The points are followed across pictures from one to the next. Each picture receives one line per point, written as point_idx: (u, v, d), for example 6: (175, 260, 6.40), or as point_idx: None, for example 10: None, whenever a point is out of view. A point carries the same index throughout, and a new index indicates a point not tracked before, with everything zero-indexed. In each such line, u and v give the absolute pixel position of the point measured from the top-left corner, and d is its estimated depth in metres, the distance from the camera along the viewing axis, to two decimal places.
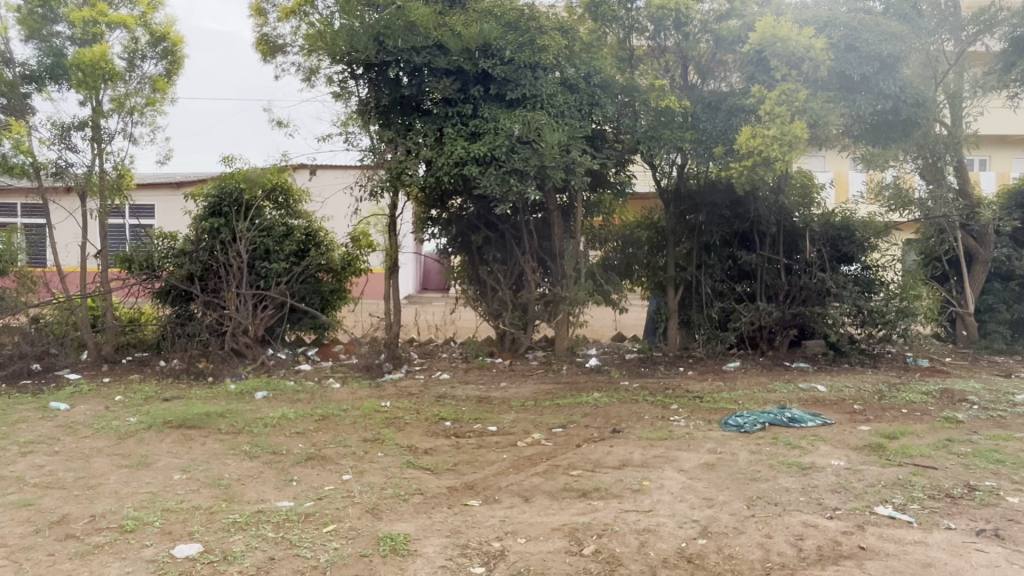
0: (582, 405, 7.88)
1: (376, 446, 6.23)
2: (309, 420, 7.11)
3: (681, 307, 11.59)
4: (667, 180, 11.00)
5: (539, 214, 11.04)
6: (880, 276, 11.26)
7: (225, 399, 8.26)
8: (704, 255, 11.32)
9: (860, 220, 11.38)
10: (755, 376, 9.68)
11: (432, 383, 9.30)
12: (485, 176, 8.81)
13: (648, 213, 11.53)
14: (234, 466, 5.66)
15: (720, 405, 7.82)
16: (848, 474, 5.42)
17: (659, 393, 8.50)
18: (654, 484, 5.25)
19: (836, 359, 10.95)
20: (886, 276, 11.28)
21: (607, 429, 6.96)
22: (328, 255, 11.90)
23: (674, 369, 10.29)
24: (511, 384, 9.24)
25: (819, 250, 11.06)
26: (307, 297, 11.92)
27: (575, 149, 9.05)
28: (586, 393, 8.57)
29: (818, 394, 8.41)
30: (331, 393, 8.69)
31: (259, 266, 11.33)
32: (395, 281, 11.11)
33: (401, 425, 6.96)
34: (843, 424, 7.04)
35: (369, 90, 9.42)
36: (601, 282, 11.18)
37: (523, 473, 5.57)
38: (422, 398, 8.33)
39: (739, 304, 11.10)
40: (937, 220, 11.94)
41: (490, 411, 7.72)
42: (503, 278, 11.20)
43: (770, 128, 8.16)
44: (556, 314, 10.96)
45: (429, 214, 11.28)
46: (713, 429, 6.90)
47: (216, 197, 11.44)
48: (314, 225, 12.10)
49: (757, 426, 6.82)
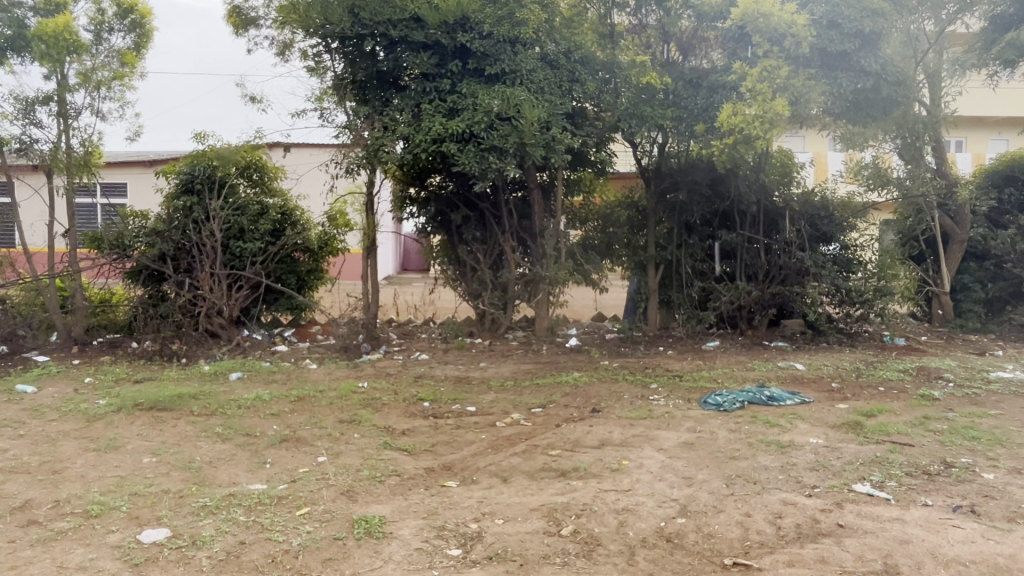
0: (562, 385, 7.83)
1: (353, 428, 6.13)
2: (284, 401, 6.99)
3: (661, 287, 11.57)
4: (648, 159, 10.94)
5: (519, 192, 10.99)
6: (858, 256, 11.31)
7: (198, 381, 8.11)
8: (684, 234, 11.26)
9: (838, 199, 11.41)
10: (735, 356, 9.68)
11: (411, 363, 9.21)
12: (464, 153, 8.65)
13: (628, 192, 11.44)
14: (206, 449, 5.53)
15: (700, 383, 7.82)
16: (827, 451, 5.43)
17: (639, 372, 8.49)
18: (633, 463, 5.21)
19: (815, 338, 11.01)
20: (864, 256, 11.33)
21: (586, 409, 6.92)
22: (305, 234, 11.67)
23: (654, 349, 10.26)
24: (491, 364, 9.17)
25: (799, 229, 11.05)
26: (283, 276, 11.71)
27: (555, 126, 8.93)
28: (566, 372, 8.55)
29: (796, 372, 8.45)
30: (307, 374, 8.57)
31: (233, 245, 11.10)
32: (373, 261, 10.96)
33: (378, 406, 6.86)
34: (821, 402, 7.07)
35: (345, 64, 9.22)
36: (582, 262, 11.06)
37: (501, 453, 5.50)
38: (401, 378, 8.23)
39: (719, 284, 11.09)
40: (915, 200, 12.01)
41: (469, 391, 7.65)
42: (483, 257, 11.05)
43: (751, 106, 8.09)
44: (536, 294, 10.87)
45: (408, 192, 11.16)
46: (693, 408, 6.89)
47: (188, 174, 11.18)
48: (291, 203, 11.86)
49: (736, 404, 6.81)
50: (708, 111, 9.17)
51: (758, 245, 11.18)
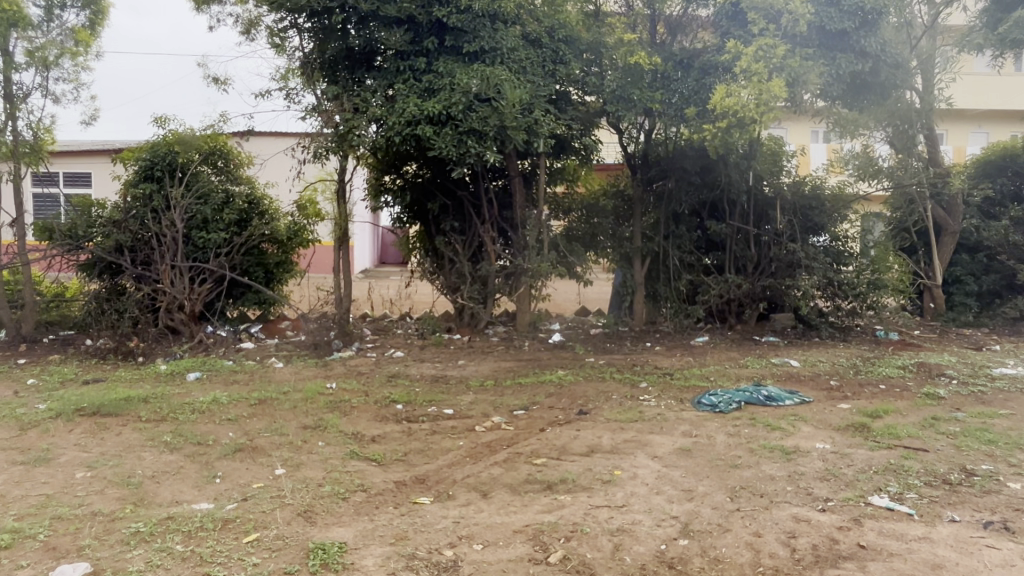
0: (546, 384, 7.32)
1: (317, 435, 5.58)
2: (244, 404, 6.41)
3: (648, 280, 11.10)
4: (634, 146, 10.48)
5: (499, 181, 10.46)
6: (849, 248, 10.93)
7: (152, 382, 7.49)
8: (672, 225, 10.80)
9: (830, 189, 10.97)
10: (725, 352, 9.25)
11: (384, 361, 8.65)
12: (441, 136, 8.10)
13: (614, 181, 10.99)
14: (150, 460, 4.95)
15: (692, 382, 7.35)
16: (835, 459, 4.99)
17: (628, 370, 8.01)
18: (626, 474, 4.71)
19: (806, 333, 10.68)
20: (854, 247, 10.96)
21: (572, 411, 6.43)
22: (273, 224, 11.04)
23: (641, 345, 9.79)
24: (470, 362, 8.63)
25: (791, 220, 10.63)
26: (251, 269, 11.07)
27: (537, 109, 8.41)
28: (550, 370, 8.05)
29: (792, 369, 8.04)
30: (272, 373, 7.98)
31: (196, 236, 10.47)
32: (345, 252, 10.38)
33: (347, 410, 6.31)
34: (822, 403, 6.64)
35: (314, 44, 8.66)
36: (565, 254, 10.54)
37: (481, 463, 4.98)
38: (373, 378, 7.68)
39: (708, 276, 10.66)
40: (907, 189, 11.65)
41: (446, 392, 7.12)
42: (461, 249, 10.49)
43: (747, 87, 7.62)
44: (517, 288, 10.31)
45: (383, 180, 10.59)
46: (686, 409, 6.43)
47: (148, 160, 10.62)
48: (258, 191, 11.27)
49: (733, 405, 6.37)
50: (699, 93, 8.70)
51: (748, 236, 10.77)
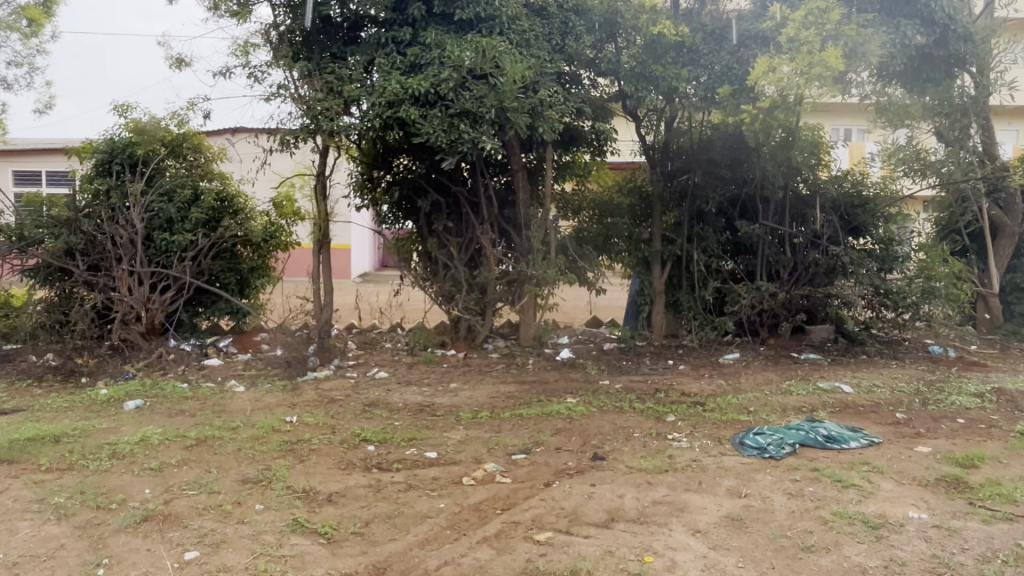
0: (553, 417, 6.05)
1: (257, 493, 4.35)
2: (177, 446, 5.17)
3: (667, 287, 9.82)
4: (653, 136, 9.21)
5: (501, 176, 9.22)
6: (895, 251, 9.66)
7: (80, 411, 6.26)
8: (696, 226, 9.47)
9: (870, 190, 9.73)
10: (762, 373, 7.95)
11: (364, 384, 7.40)
12: (428, 119, 6.86)
13: (630, 175, 9.68)
14: (26, 535, 3.74)
15: (729, 415, 6.07)
16: (942, 537, 3.73)
17: (650, 397, 6.74)
18: (661, 562, 3.47)
19: (848, 348, 9.40)
20: (901, 251, 9.70)
21: (585, 456, 5.17)
22: (245, 223, 9.82)
23: (662, 363, 8.51)
24: (464, 385, 7.38)
25: (831, 219, 9.39)
26: (221, 274, 9.87)
27: (543, 88, 7.21)
28: (558, 398, 6.78)
29: (846, 397, 6.75)
30: (228, 400, 6.74)
31: (158, 238, 9.30)
32: (325, 256, 9.17)
33: (305, 454, 5.06)
34: (896, 445, 5.36)
35: (285, 14, 7.45)
36: (575, 258, 9.26)
37: (465, 542, 3.74)
38: (346, 408, 6.43)
39: (738, 284, 9.37)
40: (961, 186, 10.32)
41: (430, 426, 5.87)
42: (457, 252, 9.21)
43: (792, 61, 6.41)
44: (521, 297, 9.03)
45: (371, 174, 9.35)
46: (728, 454, 5.18)
47: (106, 153, 9.54)
48: (231, 188, 10.06)
49: (785, 449, 5.12)
50: (733, 69, 7.43)
51: (782, 238, 9.51)
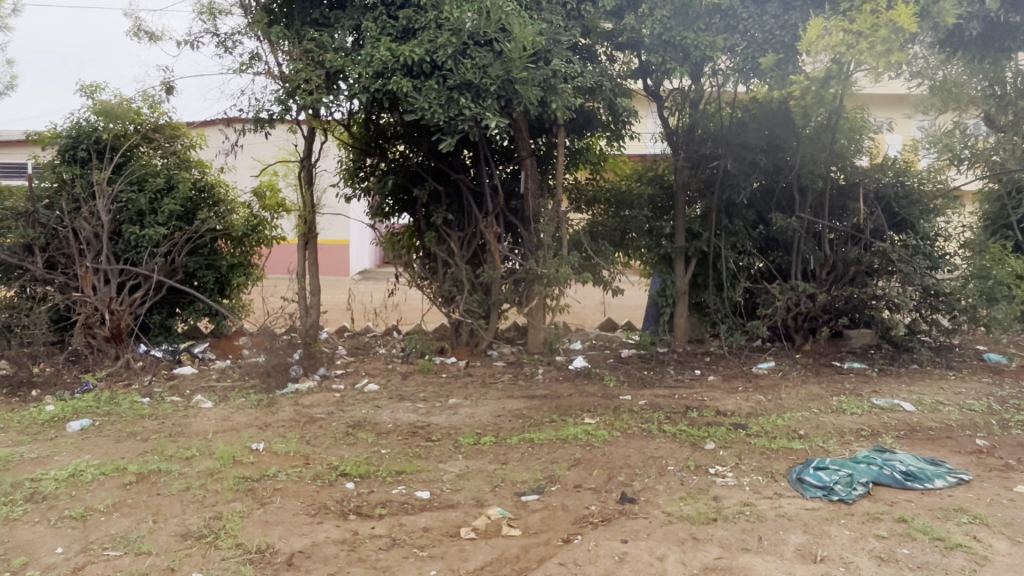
0: (570, 443, 5.10)
1: (198, 556, 3.43)
2: (112, 484, 4.24)
3: (691, 287, 8.84)
4: (677, 119, 8.24)
5: (507, 165, 8.28)
6: (942, 247, 8.71)
7: (13, 435, 5.33)
8: (724, 219, 8.47)
9: (916, 180, 8.76)
10: (803, 386, 7.00)
11: (351, 399, 6.46)
12: (423, 92, 5.95)
13: (650, 163, 8.70)
14: None
15: (779, 442, 5.12)
16: None
17: (681, 417, 5.78)
18: None
19: (894, 355, 8.44)
20: (949, 247, 8.76)
21: (612, 498, 4.23)
22: (225, 216, 8.91)
23: (689, 373, 7.56)
24: (465, 400, 6.43)
25: (875, 211, 8.42)
26: (198, 272, 8.93)
27: (558, 57, 6.28)
28: (574, 417, 5.83)
29: (910, 418, 5.78)
30: (190, 418, 5.81)
31: (127, 233, 8.41)
32: (311, 251, 8.22)
33: (268, 495, 4.13)
34: (991, 484, 4.41)
35: None
36: (589, 255, 8.29)
37: None
38: (326, 430, 5.49)
39: (771, 284, 8.39)
40: (1015, 176, 9.32)
41: (423, 455, 4.92)
42: (458, 248, 8.23)
43: (854, 21, 5.57)
44: (529, 298, 8.07)
45: (363, 162, 8.42)
46: (786, 496, 4.23)
47: (70, 138, 8.59)
48: (209, 177, 9.13)
49: (858, 491, 4.18)
50: (778, 35, 6.70)
51: (820, 234, 8.54)
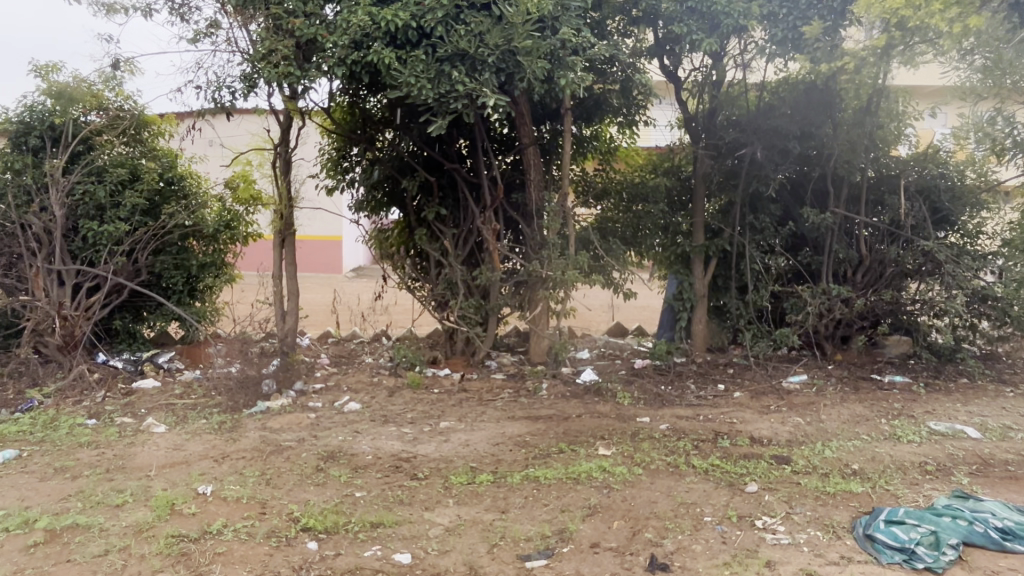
0: (583, 484, 4.24)
1: None
2: (12, 547, 3.40)
3: (711, 290, 7.96)
4: (696, 104, 7.41)
5: (507, 155, 7.44)
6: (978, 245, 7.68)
7: None
8: (750, 215, 7.56)
9: (964, 177, 7.77)
10: (844, 406, 6.14)
11: (327, 423, 5.60)
12: (407, 65, 5.10)
13: (667, 152, 7.82)
14: None
15: (836, 482, 4.27)
16: None
17: (713, 446, 4.93)
18: None
19: (938, 367, 7.56)
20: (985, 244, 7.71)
21: (638, 566, 3.39)
22: (195, 211, 8.02)
23: (712, 389, 6.70)
24: (459, 424, 5.57)
25: (916, 206, 7.52)
26: (165, 272, 8.06)
27: (568, 24, 5.43)
28: (587, 446, 4.97)
29: (981, 449, 4.92)
30: (134, 448, 4.95)
31: (84, 228, 7.54)
32: (289, 250, 7.33)
33: (206, 562, 3.30)
34: None
35: None
36: (599, 254, 7.42)
37: None
38: (292, 464, 4.63)
39: (801, 287, 7.52)
40: None
41: (407, 499, 4.07)
42: (452, 247, 7.35)
43: None
44: (533, 302, 7.20)
45: (348, 151, 7.57)
46: (858, 564, 3.39)
47: (22, 122, 7.64)
48: (179, 167, 8.25)
49: (947, 556, 3.38)
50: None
51: (854, 231, 7.68)
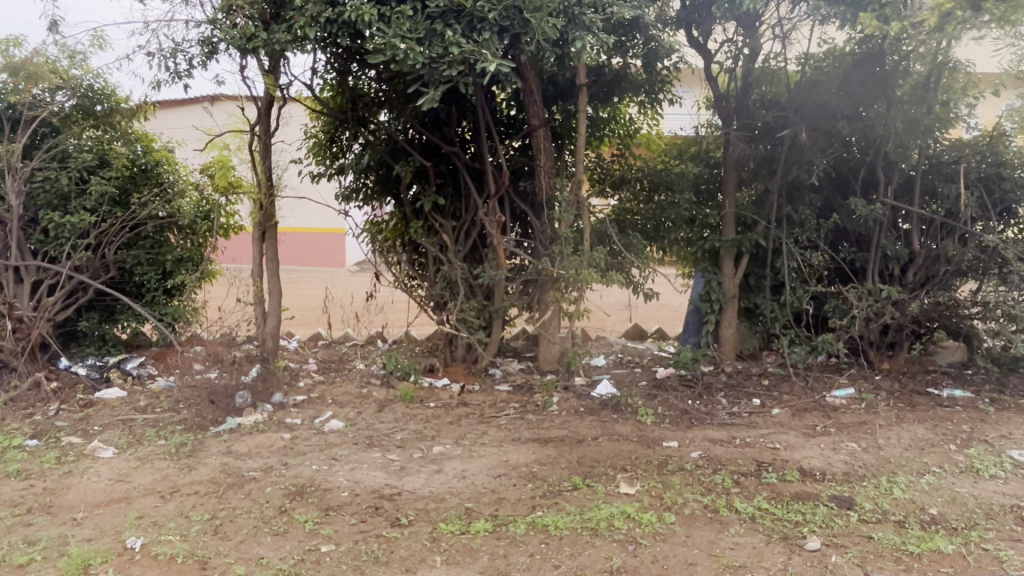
0: (602, 536, 3.44)
1: None
2: None
3: (742, 289, 7.10)
4: (728, 81, 6.58)
5: (514, 139, 6.63)
6: None
7: None
8: (788, 206, 6.66)
9: None
10: (903, 427, 5.30)
11: (302, 446, 4.81)
12: (392, 22, 4.36)
13: (694, 135, 6.96)
14: None
15: (915, 536, 3.46)
16: None
17: (756, 482, 4.11)
18: None
19: (1000, 378, 6.68)
20: None
21: None
22: (170, 200, 7.23)
23: (747, 405, 5.86)
24: (455, 449, 4.77)
25: (978, 196, 6.61)
26: (137, 268, 7.32)
27: None
28: (605, 480, 4.16)
29: None
30: (67, 480, 4.18)
31: (45, 220, 6.79)
32: (269, 244, 6.53)
33: None
34: None
35: None
36: (617, 249, 6.57)
37: None
38: (251, 503, 3.86)
39: (846, 287, 6.64)
40: None
41: (384, 556, 3.29)
42: (452, 242, 6.52)
43: None
44: (543, 304, 6.38)
45: (336, 134, 6.77)
46: None
47: None
48: (152, 153, 7.48)
49: None
50: None
51: (905, 225, 6.80)
